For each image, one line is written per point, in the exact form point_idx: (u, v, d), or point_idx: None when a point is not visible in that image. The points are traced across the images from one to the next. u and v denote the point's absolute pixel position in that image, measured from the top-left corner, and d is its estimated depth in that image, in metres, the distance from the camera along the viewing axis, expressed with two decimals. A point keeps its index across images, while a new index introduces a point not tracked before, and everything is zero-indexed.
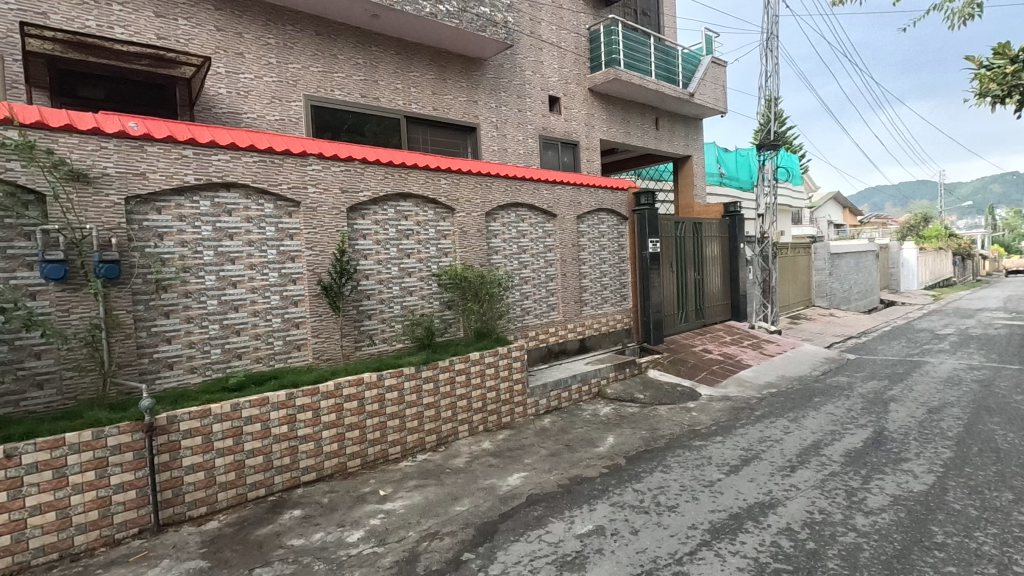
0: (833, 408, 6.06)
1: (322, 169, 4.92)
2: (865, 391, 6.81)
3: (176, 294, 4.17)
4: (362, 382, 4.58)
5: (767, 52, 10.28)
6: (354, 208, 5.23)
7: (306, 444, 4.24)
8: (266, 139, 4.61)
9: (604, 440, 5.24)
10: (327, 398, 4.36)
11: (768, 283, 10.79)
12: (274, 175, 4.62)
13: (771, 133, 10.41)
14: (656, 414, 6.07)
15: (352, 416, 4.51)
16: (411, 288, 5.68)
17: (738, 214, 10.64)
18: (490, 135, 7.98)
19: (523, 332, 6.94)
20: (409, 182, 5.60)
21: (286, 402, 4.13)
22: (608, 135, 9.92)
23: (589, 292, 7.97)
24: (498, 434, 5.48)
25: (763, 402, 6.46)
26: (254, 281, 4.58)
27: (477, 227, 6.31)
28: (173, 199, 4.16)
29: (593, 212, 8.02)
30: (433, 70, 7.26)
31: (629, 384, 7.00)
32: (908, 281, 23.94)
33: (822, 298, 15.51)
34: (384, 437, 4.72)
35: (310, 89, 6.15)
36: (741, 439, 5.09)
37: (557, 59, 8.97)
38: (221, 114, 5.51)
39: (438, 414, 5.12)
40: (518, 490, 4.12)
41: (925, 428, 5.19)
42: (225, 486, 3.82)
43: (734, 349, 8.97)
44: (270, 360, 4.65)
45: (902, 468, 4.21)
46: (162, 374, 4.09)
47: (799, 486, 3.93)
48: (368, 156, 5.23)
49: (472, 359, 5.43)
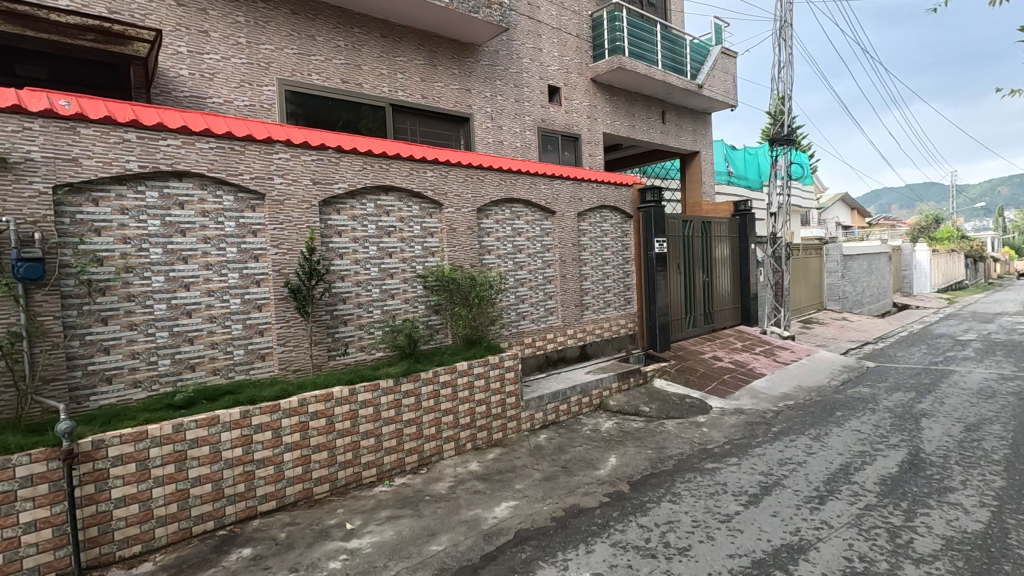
0: (858, 424, 5.48)
1: (289, 159, 4.40)
2: (892, 404, 6.22)
3: (117, 298, 3.66)
4: (331, 397, 4.06)
5: (779, 43, 9.75)
6: (328, 201, 4.71)
7: (265, 469, 3.72)
8: (225, 124, 4.11)
9: (605, 460, 4.69)
10: (290, 415, 3.84)
11: (780, 286, 10.36)
12: (233, 163, 4.11)
13: (783, 127, 9.86)
14: (663, 430, 5.51)
15: (319, 436, 3.99)
16: (392, 292, 5.16)
17: (748, 214, 10.11)
18: (485, 126, 7.46)
19: (519, 338, 6.42)
20: (391, 174, 5.08)
21: (240, 422, 3.61)
22: (611, 129, 9.38)
23: (591, 295, 7.43)
24: (488, 452, 4.94)
25: (781, 416, 5.89)
26: (210, 283, 4.07)
27: (467, 225, 5.77)
28: (114, 189, 3.66)
29: (595, 210, 7.48)
30: (422, 56, 6.75)
31: (633, 396, 6.45)
32: (922, 283, 23.26)
33: (834, 302, 14.93)
34: (357, 459, 4.19)
35: (285, 72, 5.65)
36: (759, 461, 4.53)
37: (558, 47, 8.45)
38: (182, 98, 5.01)
39: (420, 432, 4.59)
40: (505, 525, 3.57)
41: (966, 449, 4.61)
42: (164, 521, 3.30)
43: (745, 356, 8.40)
44: (228, 371, 4.13)
45: (949, 501, 3.64)
46: (99, 390, 3.57)
47: (832, 523, 3.37)
48: (343, 143, 4.71)
49: (459, 369, 4.90)
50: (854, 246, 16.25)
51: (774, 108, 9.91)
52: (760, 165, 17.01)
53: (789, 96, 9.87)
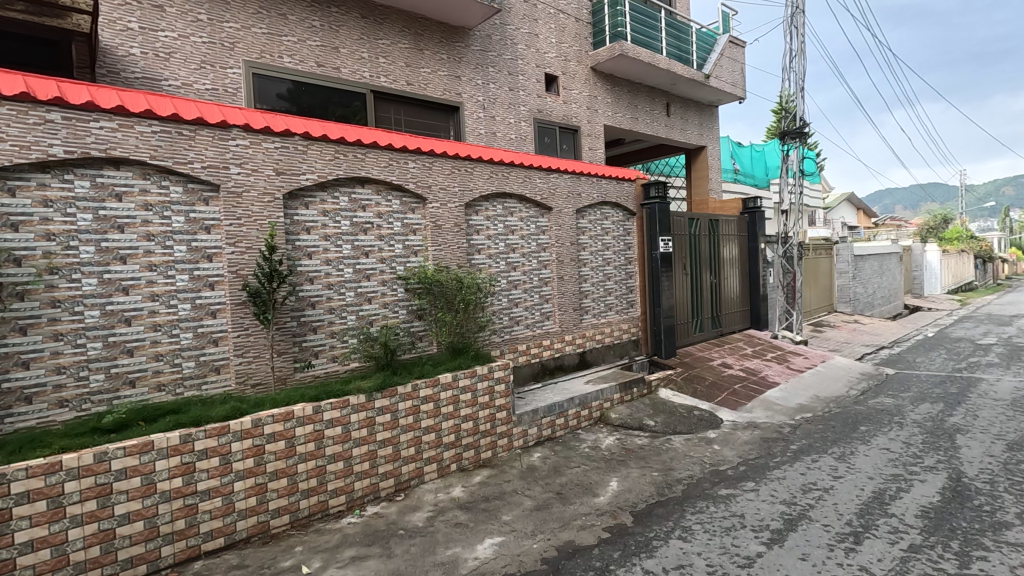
0: (886, 441, 4.94)
1: (248, 146, 3.89)
2: (920, 417, 5.69)
3: (38, 303, 3.15)
4: (291, 416, 3.55)
5: (791, 31, 9.22)
6: (294, 194, 4.21)
7: (210, 501, 3.21)
8: (171, 105, 3.61)
9: (605, 485, 4.16)
10: (241, 439, 3.33)
11: (792, 287, 9.80)
12: (181, 150, 3.61)
13: (797, 120, 9.28)
14: (670, 447, 4.98)
15: (277, 461, 3.49)
16: (369, 295, 4.65)
17: (758, 211, 9.58)
18: (476, 115, 6.96)
19: (512, 345, 5.90)
20: (367, 165, 4.56)
21: (180, 448, 3.10)
22: (612, 121, 8.86)
23: (591, 298, 6.92)
24: (474, 475, 4.43)
25: (800, 432, 5.36)
26: (154, 286, 3.57)
27: (454, 221, 5.26)
28: (35, 178, 3.16)
29: (596, 206, 6.97)
30: (407, 39, 6.26)
31: (637, 408, 5.93)
32: (932, 283, 22.70)
33: (845, 304, 14.40)
34: (323, 486, 3.69)
35: (252, 54, 5.17)
36: (779, 487, 4.00)
37: (555, 33, 7.95)
38: (133, 79, 4.53)
39: (397, 454, 4.08)
40: (488, 569, 3.05)
41: (1014, 473, 4.07)
42: (83, 567, 2.80)
43: (756, 363, 7.85)
44: (175, 387, 3.63)
45: (1007, 541, 3.11)
46: (16, 411, 3.08)
47: (873, 571, 2.85)
48: (312, 130, 4.21)
49: (442, 382, 4.38)
50: (864, 246, 15.68)
51: (785, 99, 9.37)
52: (766, 163, 16.51)
53: (801, 88, 9.34)
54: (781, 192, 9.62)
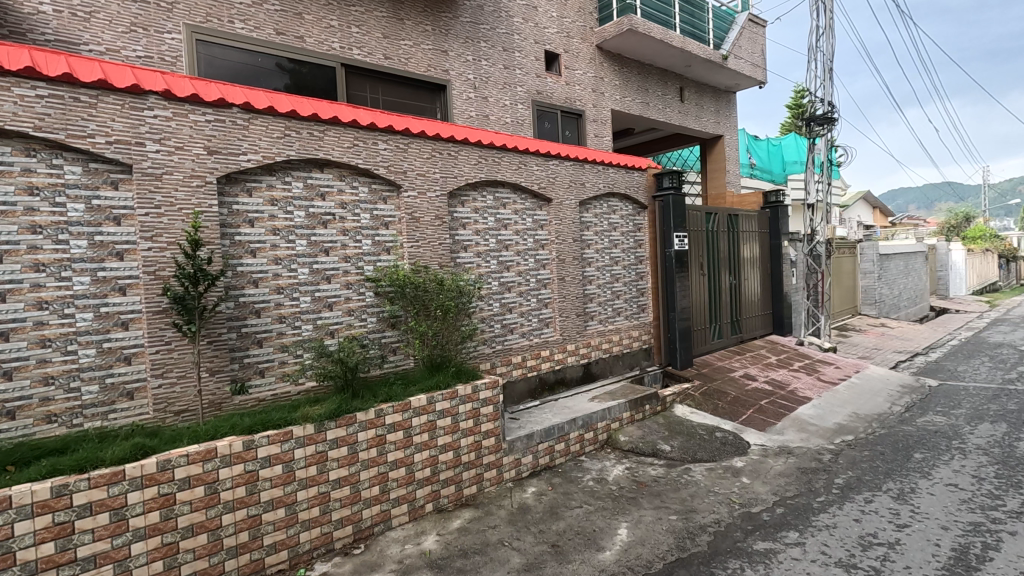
0: (951, 475, 4.10)
1: (170, 118, 3.15)
2: (984, 443, 4.82)
3: None
4: (214, 455, 2.80)
5: (818, 6, 8.37)
6: (232, 178, 3.47)
7: (96, 572, 2.47)
8: (65, 64, 2.87)
9: (612, 535, 3.37)
10: (142, 487, 2.59)
11: (819, 289, 8.88)
12: (78, 120, 2.87)
13: (825, 104, 8.41)
14: (690, 480, 4.19)
15: (193, 514, 2.74)
16: (330, 301, 3.91)
17: (781, 206, 8.76)
18: (466, 96, 6.24)
19: (505, 356, 5.14)
20: (326, 145, 3.80)
21: (50, 504, 2.36)
22: (620, 105, 8.08)
23: (596, 303, 6.15)
24: (453, 518, 3.67)
25: (844, 461, 4.53)
26: (42, 291, 2.85)
27: (436, 214, 4.51)
28: None
29: (602, 197, 6.19)
30: (384, 6, 5.58)
31: (649, 429, 5.12)
32: (957, 285, 21.61)
33: (870, 307, 13.49)
34: (256, 541, 2.95)
35: (196, 17, 4.57)
36: (831, 540, 3.19)
37: (556, 6, 7.20)
38: (44, 41, 3.92)
39: (356, 496, 3.34)
40: None
41: None
42: None
43: (782, 374, 7.02)
44: (71, 417, 2.90)
45: None
46: None
47: None
48: (253, 101, 3.46)
49: (414, 406, 3.61)
50: (891, 244, 14.73)
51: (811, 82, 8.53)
52: (784, 157, 15.48)
53: (828, 70, 8.49)
54: (807, 186, 8.74)
